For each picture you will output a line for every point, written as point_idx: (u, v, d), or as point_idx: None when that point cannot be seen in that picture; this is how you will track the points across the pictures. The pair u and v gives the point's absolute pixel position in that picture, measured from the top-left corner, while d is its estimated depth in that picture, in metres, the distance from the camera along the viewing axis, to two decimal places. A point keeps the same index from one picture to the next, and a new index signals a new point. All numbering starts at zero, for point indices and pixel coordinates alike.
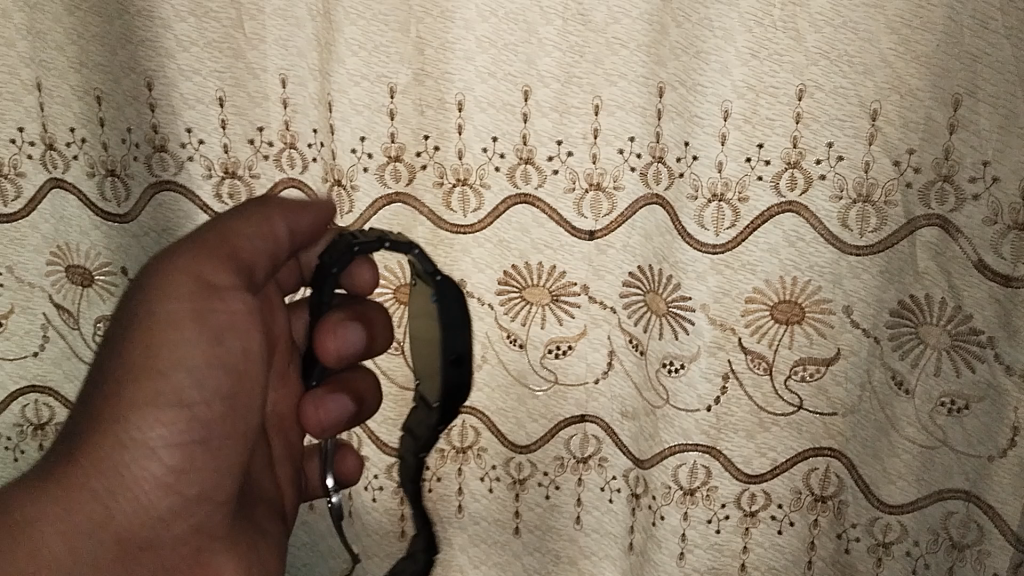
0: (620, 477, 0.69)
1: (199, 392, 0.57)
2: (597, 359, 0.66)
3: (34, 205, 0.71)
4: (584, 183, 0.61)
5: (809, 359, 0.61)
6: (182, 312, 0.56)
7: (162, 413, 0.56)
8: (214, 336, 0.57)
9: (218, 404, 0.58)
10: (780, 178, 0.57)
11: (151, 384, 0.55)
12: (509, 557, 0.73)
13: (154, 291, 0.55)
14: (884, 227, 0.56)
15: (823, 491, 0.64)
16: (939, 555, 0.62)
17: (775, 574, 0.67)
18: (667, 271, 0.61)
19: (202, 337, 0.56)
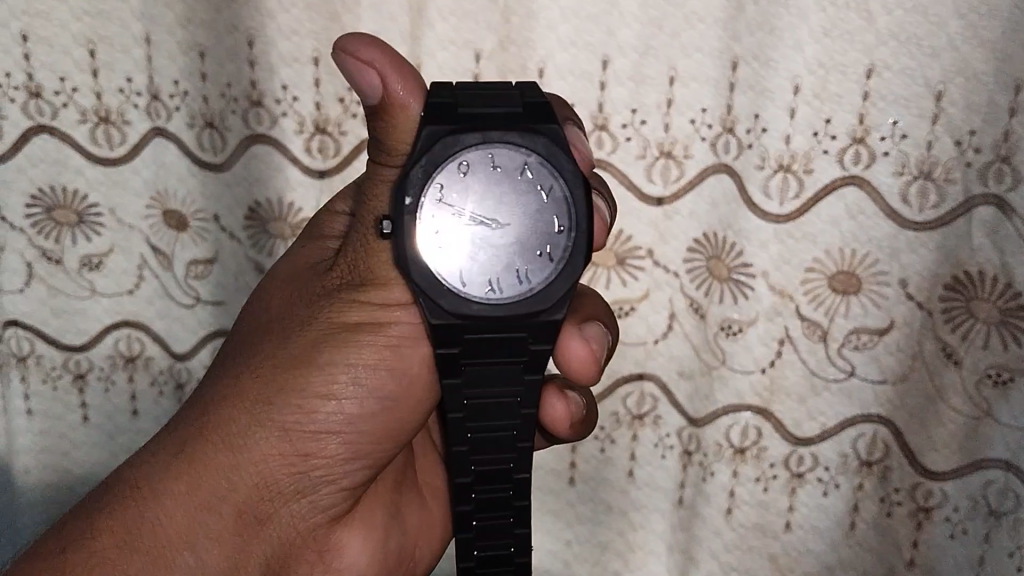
0: (673, 435, 0.71)
1: (343, 431, 0.54)
2: (658, 321, 0.69)
3: (137, 151, 0.75)
4: (656, 151, 0.64)
5: (863, 329, 0.64)
6: (360, 324, 0.53)
7: (299, 434, 0.54)
8: (367, 364, 0.54)
9: (377, 408, 0.55)
10: (845, 152, 0.60)
11: (292, 405, 0.53)
12: (562, 505, 0.76)
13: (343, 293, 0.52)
14: (942, 204, 0.59)
15: (870, 456, 0.67)
16: (977, 522, 0.65)
17: (818, 534, 0.71)
18: (731, 239, 0.64)
19: (348, 364, 0.53)
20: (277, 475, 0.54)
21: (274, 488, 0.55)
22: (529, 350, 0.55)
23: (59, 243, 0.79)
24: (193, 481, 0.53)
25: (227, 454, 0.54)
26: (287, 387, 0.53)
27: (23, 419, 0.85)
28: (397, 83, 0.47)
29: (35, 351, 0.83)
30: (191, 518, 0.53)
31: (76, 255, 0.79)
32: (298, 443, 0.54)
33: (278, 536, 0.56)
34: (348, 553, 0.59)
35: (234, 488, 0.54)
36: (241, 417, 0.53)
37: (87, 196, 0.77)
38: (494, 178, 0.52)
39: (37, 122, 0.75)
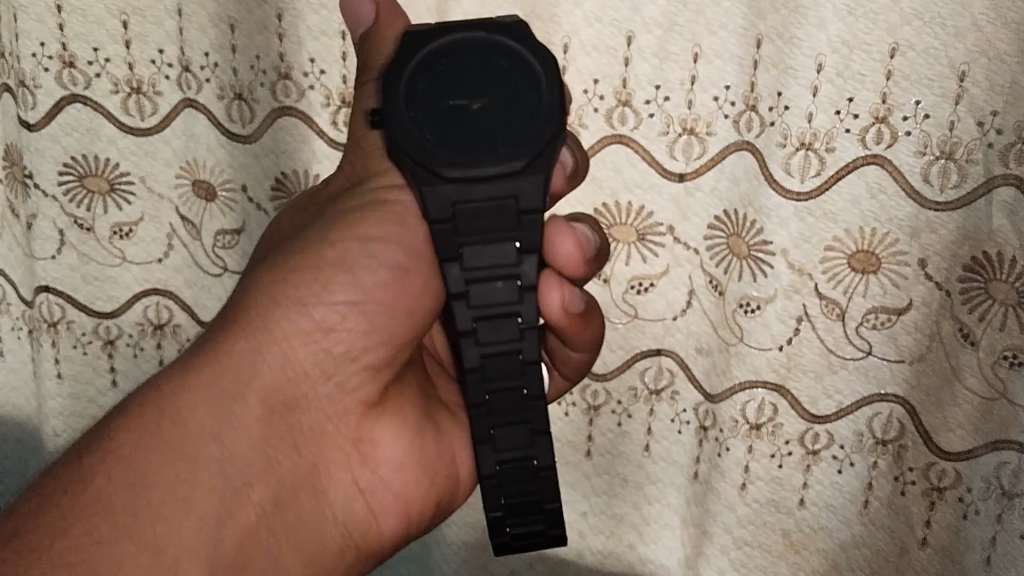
0: (689, 410, 0.72)
1: (370, 312, 0.53)
2: (677, 297, 0.70)
3: (168, 122, 0.76)
4: (679, 127, 0.64)
5: (881, 308, 0.64)
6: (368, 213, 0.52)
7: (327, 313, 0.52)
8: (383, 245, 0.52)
9: (400, 281, 0.53)
10: (867, 131, 0.60)
11: (322, 284, 0.51)
12: (579, 477, 0.78)
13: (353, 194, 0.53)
14: (963, 183, 0.59)
15: (884, 435, 0.68)
16: (990, 502, 0.66)
17: (833, 511, 0.71)
18: (751, 216, 0.65)
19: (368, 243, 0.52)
20: (303, 355, 0.52)
21: (309, 373, 0.52)
22: (523, 219, 0.51)
23: (91, 211, 0.81)
24: (215, 369, 0.50)
25: (258, 338, 0.51)
26: (307, 266, 0.52)
27: (54, 381, 0.88)
28: (386, 8, 0.52)
29: (66, 317, 0.85)
30: (215, 408, 0.50)
31: (107, 223, 0.81)
32: (326, 323, 0.52)
33: (309, 427, 0.53)
34: (383, 446, 0.56)
35: (258, 370, 0.51)
36: (268, 299, 0.51)
37: (118, 166, 0.79)
38: (461, 67, 0.49)
39: (72, 91, 0.76)
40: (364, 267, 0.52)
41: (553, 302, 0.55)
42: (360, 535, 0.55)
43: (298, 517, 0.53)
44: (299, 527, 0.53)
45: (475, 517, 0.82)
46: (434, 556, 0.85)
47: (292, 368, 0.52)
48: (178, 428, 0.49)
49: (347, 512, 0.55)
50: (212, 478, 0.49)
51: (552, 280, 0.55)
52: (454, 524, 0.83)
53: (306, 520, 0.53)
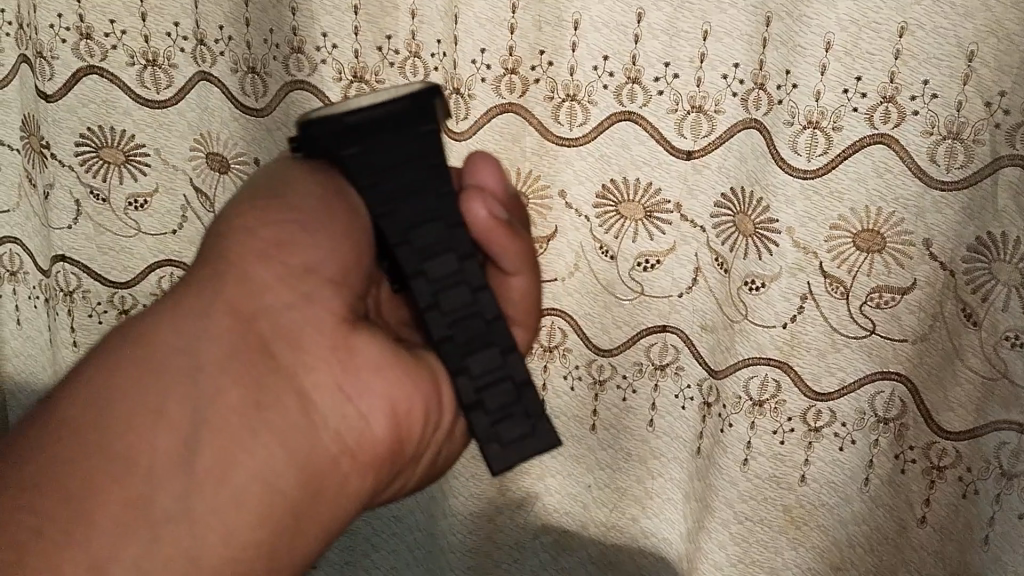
0: (694, 386, 0.74)
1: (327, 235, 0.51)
2: (683, 275, 0.71)
3: (183, 95, 0.77)
4: (688, 105, 0.65)
5: (885, 287, 0.65)
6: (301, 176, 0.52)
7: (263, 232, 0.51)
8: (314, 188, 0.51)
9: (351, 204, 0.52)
10: (875, 111, 0.60)
11: (253, 216, 0.51)
12: (584, 450, 0.80)
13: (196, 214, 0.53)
14: (970, 163, 0.59)
15: (886, 413, 0.68)
16: (989, 481, 0.66)
17: (833, 488, 0.72)
18: (757, 193, 0.65)
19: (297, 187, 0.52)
20: (264, 275, 0.50)
21: (266, 287, 0.50)
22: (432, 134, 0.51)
23: (106, 181, 0.82)
24: (179, 304, 0.49)
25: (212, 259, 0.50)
26: (249, 207, 0.51)
27: (70, 349, 0.90)
28: None
29: (82, 286, 0.86)
30: (178, 339, 0.48)
31: (123, 194, 0.82)
32: (269, 239, 0.51)
33: (281, 342, 0.50)
34: (368, 359, 0.52)
35: (226, 291, 0.49)
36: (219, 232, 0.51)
37: (134, 137, 0.80)
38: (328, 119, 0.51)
39: (88, 62, 0.78)
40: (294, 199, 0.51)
41: (481, 217, 0.52)
42: (356, 460, 0.51)
43: (289, 429, 0.49)
44: (288, 431, 0.48)
45: (481, 488, 0.83)
46: (440, 526, 0.86)
47: (256, 289, 0.50)
48: (143, 370, 0.47)
49: (345, 428, 0.50)
50: (185, 403, 0.47)
51: (473, 193, 0.52)
52: (460, 494, 0.84)
53: (280, 446, 0.48)
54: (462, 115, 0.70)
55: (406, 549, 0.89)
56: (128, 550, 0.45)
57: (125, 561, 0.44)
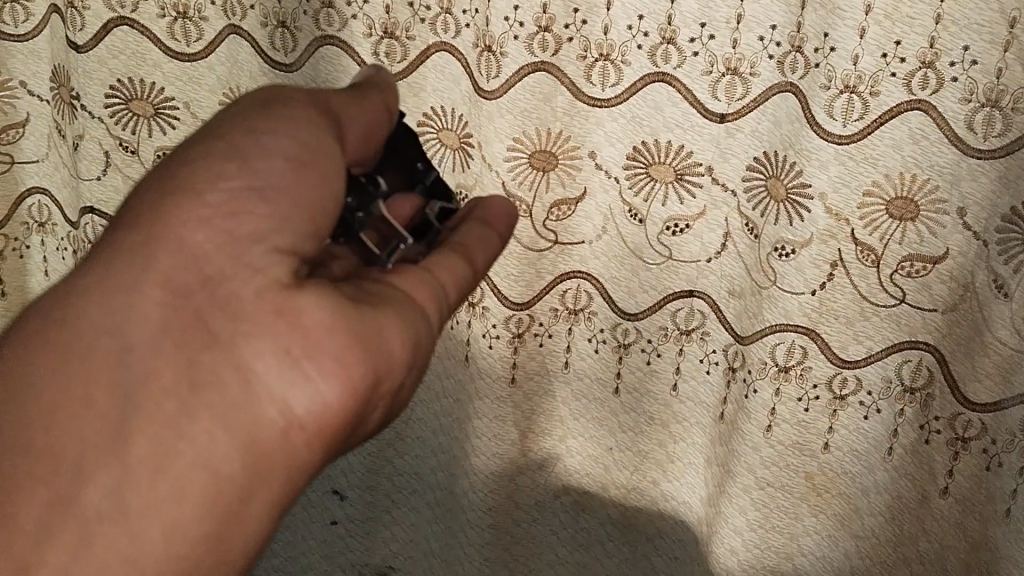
0: (719, 351, 0.74)
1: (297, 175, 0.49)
2: (712, 239, 0.70)
3: (213, 48, 0.77)
4: (722, 67, 0.64)
5: (917, 256, 0.64)
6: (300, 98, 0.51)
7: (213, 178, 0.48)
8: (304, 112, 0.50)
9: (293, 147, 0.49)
10: (913, 76, 0.59)
11: (210, 164, 0.48)
12: (607, 413, 0.80)
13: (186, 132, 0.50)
14: (1007, 132, 0.58)
15: (913, 382, 0.68)
16: (1013, 454, 0.66)
17: (856, 456, 0.72)
18: (791, 158, 0.65)
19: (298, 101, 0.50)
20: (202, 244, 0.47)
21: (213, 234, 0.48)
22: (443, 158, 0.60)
23: (136, 134, 0.82)
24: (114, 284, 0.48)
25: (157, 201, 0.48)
26: (194, 168, 0.48)
27: None
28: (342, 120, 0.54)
29: None
30: (114, 330, 0.48)
31: (151, 147, 0.83)
32: (212, 187, 0.47)
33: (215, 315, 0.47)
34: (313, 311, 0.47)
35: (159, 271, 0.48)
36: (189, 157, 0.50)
37: (164, 90, 0.80)
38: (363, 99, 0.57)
39: (118, 14, 0.77)
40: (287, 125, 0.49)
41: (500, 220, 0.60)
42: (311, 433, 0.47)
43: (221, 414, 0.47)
44: (224, 409, 0.47)
45: (503, 447, 0.84)
46: (461, 484, 0.87)
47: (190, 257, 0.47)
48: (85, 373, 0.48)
49: (286, 397, 0.46)
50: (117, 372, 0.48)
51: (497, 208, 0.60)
52: (482, 455, 0.85)
53: (215, 426, 0.47)
54: (493, 73, 0.70)
55: (425, 508, 0.90)
56: (59, 549, 0.47)
57: (59, 559, 0.47)
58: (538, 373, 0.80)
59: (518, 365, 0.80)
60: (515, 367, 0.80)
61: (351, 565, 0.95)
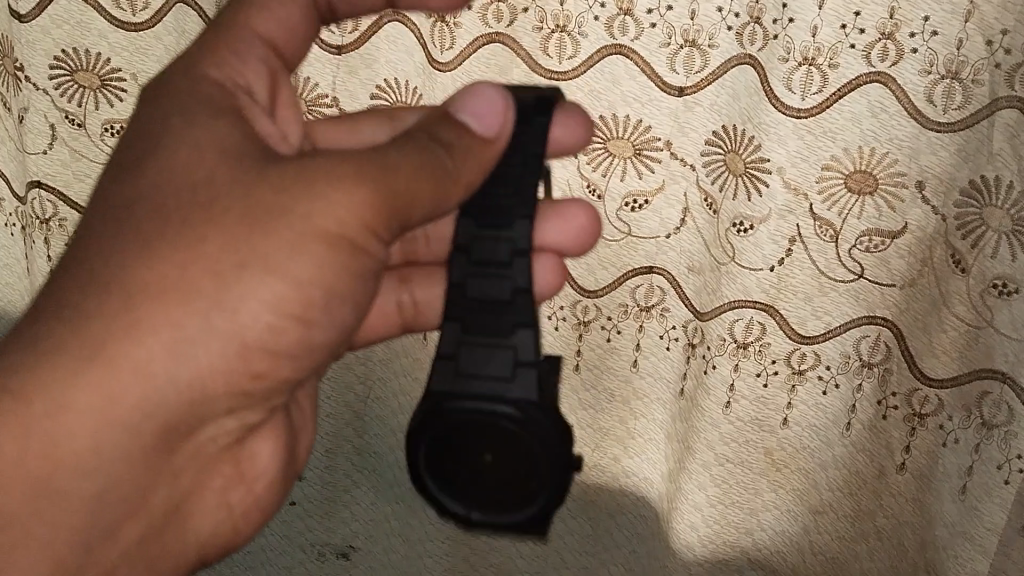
0: (678, 327, 0.73)
1: (286, 320, 0.49)
2: (671, 215, 0.69)
3: (159, 18, 0.74)
4: (681, 39, 0.62)
5: (875, 231, 0.63)
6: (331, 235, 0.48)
7: (201, 276, 0.47)
8: (318, 263, 0.48)
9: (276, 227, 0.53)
10: (872, 48, 0.58)
11: (220, 308, 0.48)
12: (567, 390, 0.80)
13: (203, 226, 0.47)
14: (967, 105, 0.57)
15: (871, 357, 0.68)
16: (969, 431, 0.65)
17: (816, 432, 0.72)
18: (749, 132, 0.63)
19: (318, 205, 0.47)
20: (209, 386, 0.50)
21: (165, 379, 0.48)
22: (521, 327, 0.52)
23: (82, 106, 0.79)
24: (109, 391, 0.48)
25: (113, 271, 0.47)
26: (184, 295, 0.47)
27: (47, 278, 0.89)
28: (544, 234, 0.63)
29: (58, 213, 0.85)
30: (113, 437, 0.49)
31: (99, 119, 0.80)
32: (164, 322, 0.47)
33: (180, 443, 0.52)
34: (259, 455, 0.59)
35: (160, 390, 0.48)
36: (180, 151, 0.50)
37: (110, 61, 0.77)
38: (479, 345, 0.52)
39: None
40: (281, 269, 0.48)
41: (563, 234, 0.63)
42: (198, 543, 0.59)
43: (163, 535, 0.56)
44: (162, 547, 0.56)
45: None
46: None
47: (183, 387, 0.49)
48: (88, 458, 0.49)
49: (203, 526, 0.58)
50: (69, 498, 0.49)
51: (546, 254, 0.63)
52: None
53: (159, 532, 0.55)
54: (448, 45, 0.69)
55: (385, 487, 0.90)
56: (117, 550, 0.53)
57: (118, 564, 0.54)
58: None
59: None
60: None
61: (311, 545, 0.93)
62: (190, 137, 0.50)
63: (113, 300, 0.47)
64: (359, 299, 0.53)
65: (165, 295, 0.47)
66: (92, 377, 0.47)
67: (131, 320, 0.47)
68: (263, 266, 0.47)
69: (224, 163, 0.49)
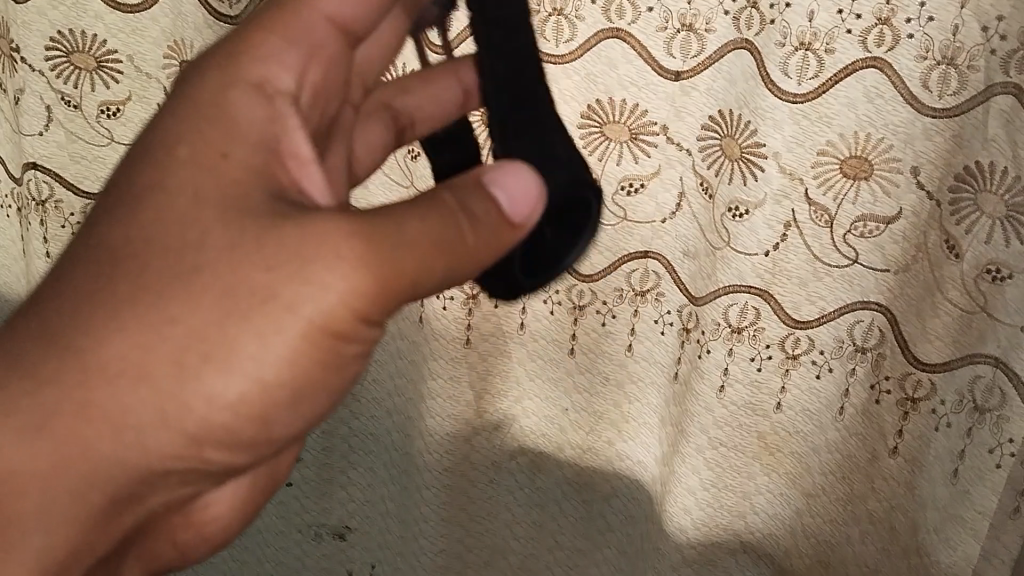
0: (673, 312, 0.73)
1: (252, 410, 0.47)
2: (667, 200, 0.70)
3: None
4: (677, 23, 0.62)
5: (870, 216, 0.63)
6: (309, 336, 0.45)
7: (165, 357, 0.44)
8: (297, 353, 0.46)
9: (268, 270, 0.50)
10: (869, 33, 0.58)
11: (184, 395, 0.45)
12: (562, 374, 0.80)
13: (175, 299, 0.44)
14: (962, 91, 0.57)
15: (864, 342, 0.68)
16: (962, 415, 0.66)
17: (809, 416, 0.73)
18: (745, 117, 0.63)
19: (300, 299, 0.44)
20: (168, 461, 0.48)
21: (121, 449, 0.46)
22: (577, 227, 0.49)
23: (78, 88, 0.79)
24: (63, 462, 0.46)
25: (76, 334, 0.44)
26: (147, 378, 0.44)
27: (43, 261, 0.89)
28: None
29: (54, 195, 0.85)
30: (67, 504, 0.47)
31: (95, 101, 0.80)
32: (124, 401, 0.45)
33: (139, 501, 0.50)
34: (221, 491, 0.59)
35: (118, 465, 0.46)
36: (176, 201, 0.45)
37: (105, 43, 0.77)
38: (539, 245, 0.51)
39: None
40: (255, 358, 0.45)
41: None
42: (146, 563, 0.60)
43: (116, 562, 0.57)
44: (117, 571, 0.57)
45: (458, 409, 0.85)
46: (417, 445, 0.87)
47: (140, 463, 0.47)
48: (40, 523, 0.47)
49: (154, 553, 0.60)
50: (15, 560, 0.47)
51: None
52: (436, 416, 0.85)
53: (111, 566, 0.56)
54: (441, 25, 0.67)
55: (381, 469, 0.90)
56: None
57: None
58: (494, 333, 0.80)
59: (472, 326, 0.80)
60: (469, 328, 0.80)
61: (308, 526, 0.94)
62: (195, 176, 0.46)
63: (76, 368, 0.44)
64: (332, 381, 0.50)
65: (127, 373, 0.44)
66: (53, 440, 0.45)
67: (89, 392, 0.45)
68: (223, 351, 0.44)
69: (220, 218, 0.45)
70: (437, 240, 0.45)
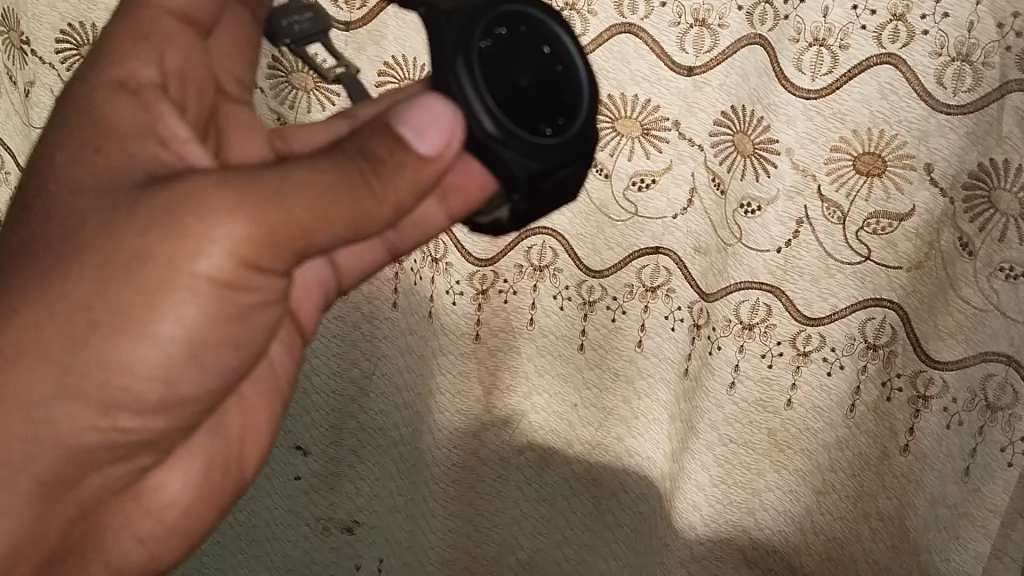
0: (684, 308, 0.73)
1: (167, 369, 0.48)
2: (678, 196, 0.69)
3: None
4: (691, 18, 0.62)
5: (882, 214, 0.63)
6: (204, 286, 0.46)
7: (61, 336, 0.46)
8: (197, 307, 0.47)
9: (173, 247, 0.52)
10: (884, 29, 0.57)
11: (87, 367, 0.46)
12: (572, 369, 0.80)
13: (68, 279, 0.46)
14: (977, 88, 0.57)
15: (876, 339, 0.68)
16: (973, 414, 0.66)
17: (819, 412, 0.73)
18: (759, 114, 0.63)
19: (192, 254, 0.45)
20: (87, 441, 0.49)
21: (40, 434, 0.47)
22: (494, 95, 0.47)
23: None
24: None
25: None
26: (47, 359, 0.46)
27: None
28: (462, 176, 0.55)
29: None
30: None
31: None
32: (31, 384, 0.47)
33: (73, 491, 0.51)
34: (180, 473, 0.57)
35: (42, 449, 0.48)
36: (61, 194, 0.48)
37: None
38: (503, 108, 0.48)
39: None
40: (152, 321, 0.46)
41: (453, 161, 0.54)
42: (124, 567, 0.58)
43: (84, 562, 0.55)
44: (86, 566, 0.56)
45: (466, 404, 0.84)
46: (425, 440, 0.87)
47: (61, 445, 0.48)
48: None
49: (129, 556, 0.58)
50: None
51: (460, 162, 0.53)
52: (445, 411, 0.85)
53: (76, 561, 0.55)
54: None
55: (389, 464, 0.90)
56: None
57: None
58: (503, 329, 0.79)
59: (482, 321, 0.79)
60: (479, 323, 0.79)
61: (315, 521, 0.95)
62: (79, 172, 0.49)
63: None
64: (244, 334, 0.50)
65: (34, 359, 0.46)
66: None
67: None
68: (123, 317, 0.46)
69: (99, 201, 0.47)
70: (321, 181, 0.45)
